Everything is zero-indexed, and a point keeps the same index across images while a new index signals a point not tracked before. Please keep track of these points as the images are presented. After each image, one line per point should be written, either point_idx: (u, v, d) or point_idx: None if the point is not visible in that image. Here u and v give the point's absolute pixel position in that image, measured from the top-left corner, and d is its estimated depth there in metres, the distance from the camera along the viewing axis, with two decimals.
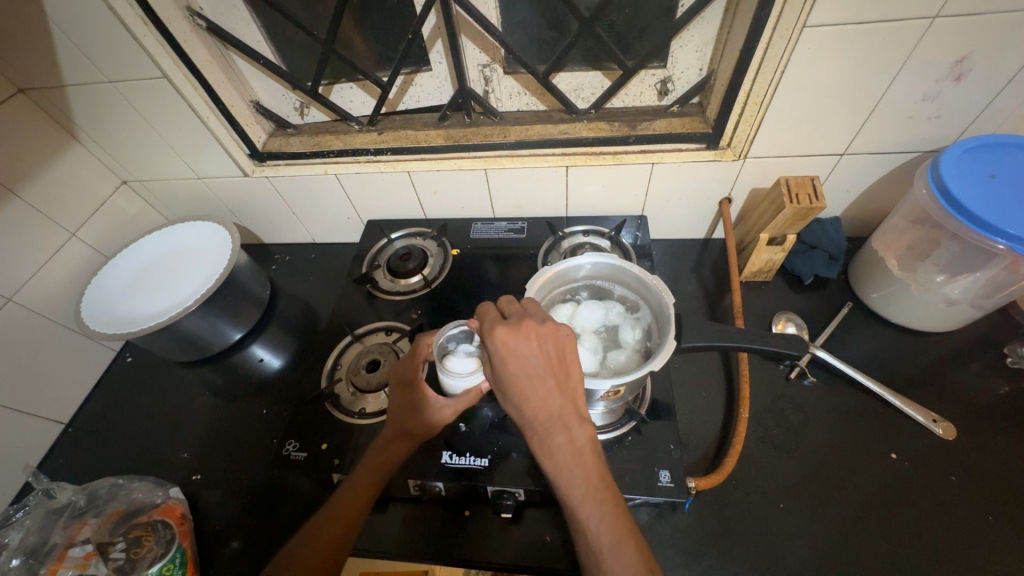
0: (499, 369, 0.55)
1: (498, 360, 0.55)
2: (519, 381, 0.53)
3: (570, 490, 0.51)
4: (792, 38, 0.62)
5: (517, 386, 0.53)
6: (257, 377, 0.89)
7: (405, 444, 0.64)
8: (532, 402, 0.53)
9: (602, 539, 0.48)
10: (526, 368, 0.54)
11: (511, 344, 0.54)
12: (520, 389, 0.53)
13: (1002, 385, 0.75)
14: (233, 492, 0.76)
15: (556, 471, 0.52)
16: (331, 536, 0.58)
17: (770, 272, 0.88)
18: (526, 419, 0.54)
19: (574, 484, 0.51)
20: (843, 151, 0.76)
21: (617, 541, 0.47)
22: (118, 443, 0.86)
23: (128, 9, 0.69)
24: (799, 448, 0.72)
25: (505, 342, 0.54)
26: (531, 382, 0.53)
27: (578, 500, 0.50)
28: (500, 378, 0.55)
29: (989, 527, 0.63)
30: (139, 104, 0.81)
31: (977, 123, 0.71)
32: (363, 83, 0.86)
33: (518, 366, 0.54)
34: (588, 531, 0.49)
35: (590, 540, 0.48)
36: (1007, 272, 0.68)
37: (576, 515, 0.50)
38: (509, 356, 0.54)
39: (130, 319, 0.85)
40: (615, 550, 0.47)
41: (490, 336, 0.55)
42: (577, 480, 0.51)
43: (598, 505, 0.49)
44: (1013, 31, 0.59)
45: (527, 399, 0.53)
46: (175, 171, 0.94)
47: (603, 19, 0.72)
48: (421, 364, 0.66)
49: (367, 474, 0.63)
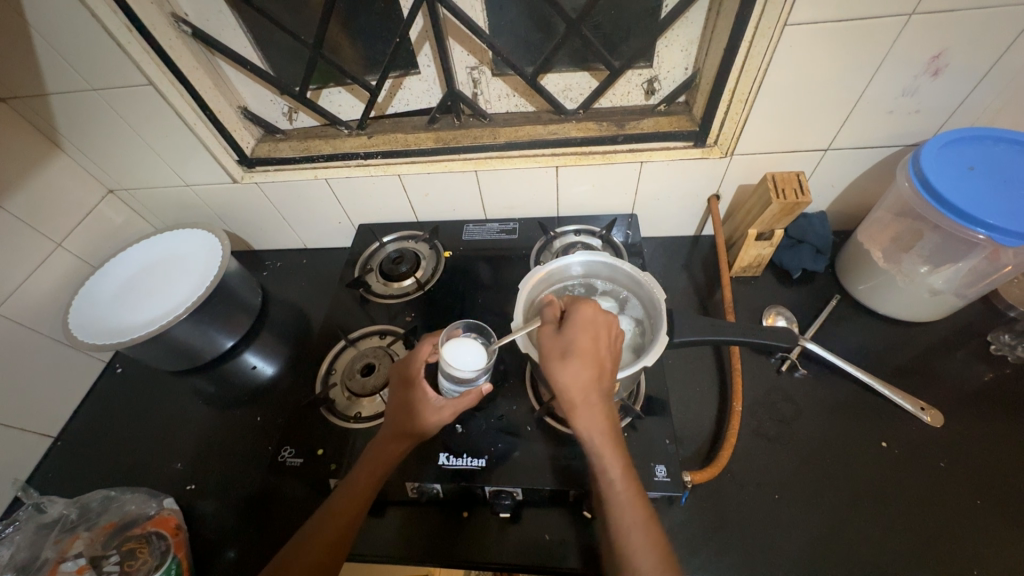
0: (573, 334, 0.57)
1: (575, 326, 0.58)
2: (590, 351, 0.56)
3: (609, 468, 0.53)
4: (775, 36, 0.63)
5: (586, 356, 0.56)
6: (250, 384, 0.88)
7: (401, 445, 0.64)
8: (593, 373, 0.55)
9: (632, 517, 0.51)
10: (599, 343, 0.57)
11: (597, 322, 0.58)
12: (587, 359, 0.55)
13: (986, 371, 0.77)
14: (229, 501, 0.76)
15: (600, 449, 0.54)
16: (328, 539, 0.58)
17: (759, 267, 0.89)
18: (579, 389, 0.55)
19: (614, 464, 0.53)
20: (827, 146, 0.78)
21: (646, 521, 0.51)
22: (109, 455, 0.85)
23: (112, 16, 0.68)
24: (792, 439, 0.73)
25: (592, 315, 0.59)
26: (597, 355, 0.56)
27: (615, 481, 0.53)
28: (568, 342, 0.57)
29: (978, 511, 0.65)
30: (125, 111, 0.81)
31: (955, 117, 0.73)
32: (352, 88, 0.86)
33: (592, 338, 0.57)
34: (618, 508, 0.52)
35: (622, 519, 0.51)
36: (988, 261, 0.69)
37: (611, 493, 0.52)
38: (588, 327, 0.58)
39: (120, 329, 0.84)
40: (643, 529, 0.51)
41: (580, 306, 0.59)
42: (617, 460, 0.53)
43: (632, 486, 0.53)
44: (987, 27, 0.61)
45: (589, 369, 0.55)
46: (163, 178, 0.93)
47: (590, 20, 0.72)
48: (422, 364, 0.67)
49: (365, 474, 0.62)
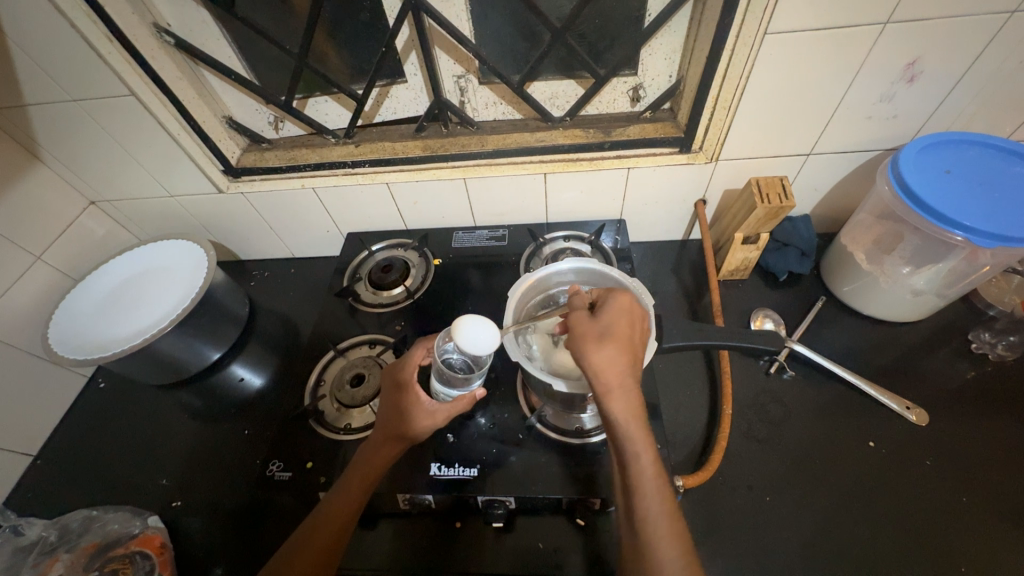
0: (609, 319, 0.56)
1: (611, 312, 0.56)
2: (626, 336, 0.55)
3: (640, 456, 0.50)
4: (756, 44, 0.64)
5: (623, 341, 0.54)
6: (238, 397, 0.87)
7: (393, 447, 0.63)
8: (628, 359, 0.54)
9: (661, 508, 0.48)
10: (634, 330, 0.56)
11: (635, 309, 0.57)
12: (623, 344, 0.54)
13: (968, 369, 0.78)
14: (215, 517, 0.74)
15: (632, 436, 0.51)
16: (322, 542, 0.57)
17: (746, 270, 0.90)
18: (614, 372, 0.52)
19: (644, 454, 0.50)
20: (809, 151, 0.79)
21: (673, 513, 0.49)
22: (91, 473, 0.83)
23: (92, 27, 0.68)
24: (781, 441, 0.73)
25: (628, 303, 0.57)
26: (632, 343, 0.55)
27: (646, 470, 0.50)
28: (605, 327, 0.55)
29: (964, 508, 0.66)
30: (106, 122, 0.79)
31: (931, 122, 0.75)
32: (338, 96, 0.86)
33: (628, 324, 0.56)
34: (647, 497, 0.49)
35: (649, 509, 0.49)
36: (967, 261, 0.71)
37: (641, 482, 0.49)
38: (625, 313, 0.56)
39: (101, 343, 0.82)
40: (671, 520, 0.48)
41: (617, 293, 0.58)
42: (649, 449, 0.51)
43: (661, 479, 0.50)
44: (957, 36, 0.63)
45: (624, 354, 0.53)
46: (146, 189, 0.92)
47: (575, 29, 0.73)
48: (415, 367, 0.66)
49: (357, 475, 0.62)
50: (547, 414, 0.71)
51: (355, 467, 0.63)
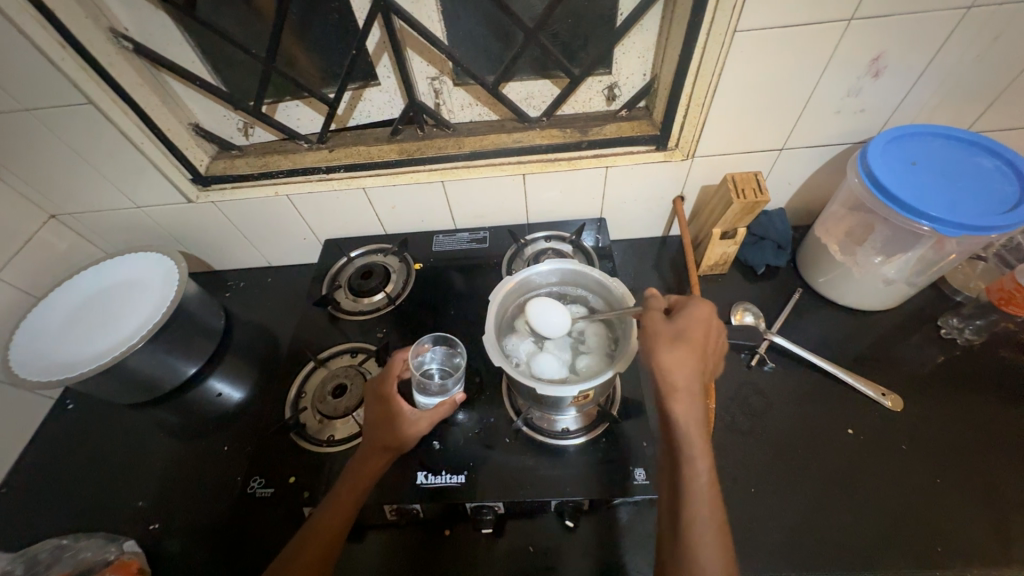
0: (686, 326, 0.57)
1: (688, 318, 0.58)
2: (700, 343, 0.57)
3: (696, 458, 0.52)
4: (726, 42, 0.65)
5: (696, 349, 0.56)
6: (215, 412, 0.84)
7: (381, 458, 0.62)
8: (699, 367, 0.56)
9: (709, 511, 0.51)
10: (708, 340, 0.58)
11: (710, 319, 0.59)
12: (696, 351, 0.56)
13: (939, 353, 0.81)
14: (196, 538, 0.72)
15: (692, 440, 0.53)
16: (312, 555, 0.56)
17: (725, 264, 0.91)
18: (683, 374, 0.54)
19: (700, 458, 0.52)
20: (781, 146, 0.81)
21: (720, 518, 0.51)
22: (62, 498, 0.79)
23: (42, 32, 0.65)
24: (764, 432, 0.75)
25: (708, 314, 0.59)
26: (703, 350, 0.57)
27: (700, 474, 0.52)
28: (680, 331, 0.57)
29: (938, 490, 0.68)
30: (63, 132, 0.76)
31: (896, 115, 0.77)
32: (309, 100, 0.84)
33: (704, 333, 0.58)
34: (699, 499, 0.51)
35: (698, 511, 0.50)
36: (934, 250, 0.73)
37: (693, 485, 0.51)
38: (701, 322, 0.58)
39: (67, 363, 0.78)
40: (717, 526, 0.50)
41: (698, 302, 0.59)
42: (705, 453, 0.53)
43: (712, 483, 0.52)
44: (919, 31, 0.64)
45: (694, 360, 0.56)
46: (110, 200, 0.89)
47: (547, 29, 0.73)
48: (396, 378, 0.66)
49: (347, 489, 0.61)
50: (533, 417, 0.71)
51: (346, 478, 0.62)
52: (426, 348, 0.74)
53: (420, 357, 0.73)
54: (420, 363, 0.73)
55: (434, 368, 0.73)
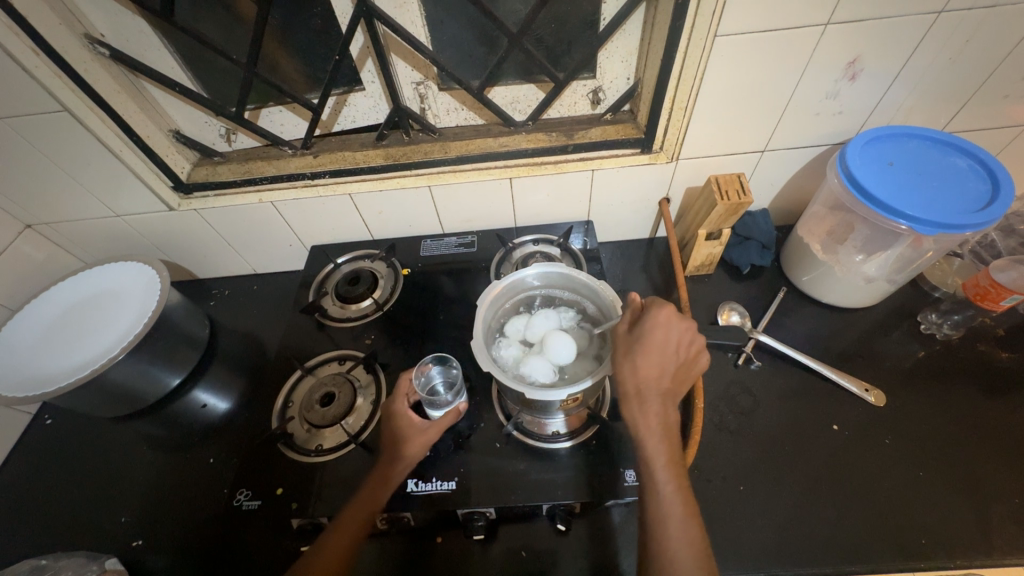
0: (645, 333, 0.59)
1: (647, 326, 0.59)
2: (656, 350, 0.58)
3: (652, 458, 0.54)
4: (707, 46, 0.66)
5: (652, 353, 0.57)
6: (201, 424, 0.83)
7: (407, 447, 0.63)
8: (656, 371, 0.57)
9: (674, 510, 0.51)
10: (667, 345, 0.58)
11: (666, 325, 0.59)
12: (651, 356, 0.57)
13: (919, 349, 0.83)
14: (181, 553, 0.70)
15: (644, 439, 0.54)
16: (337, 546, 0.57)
17: (711, 265, 0.92)
18: (636, 380, 0.56)
19: (658, 457, 0.53)
20: (763, 148, 0.82)
21: (686, 515, 0.51)
22: (41, 517, 0.77)
23: (14, 39, 0.63)
24: (752, 430, 0.75)
25: (665, 319, 0.59)
26: (662, 356, 0.58)
27: (658, 472, 0.53)
28: (636, 340, 0.59)
29: (921, 483, 0.69)
30: (36, 140, 0.74)
31: (873, 117, 0.78)
32: (293, 106, 0.83)
33: (662, 339, 0.58)
34: (661, 497, 0.52)
35: (660, 508, 0.51)
36: (912, 248, 0.75)
37: (653, 483, 0.53)
38: (659, 328, 0.59)
39: (43, 378, 0.76)
40: (683, 524, 0.50)
41: (657, 307, 0.60)
42: (663, 454, 0.53)
43: (676, 482, 0.52)
44: (892, 35, 0.66)
45: (649, 365, 0.57)
46: (88, 209, 0.87)
47: (532, 34, 0.73)
48: (404, 398, 0.68)
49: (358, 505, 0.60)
50: (524, 421, 0.71)
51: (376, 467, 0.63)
52: (427, 367, 0.74)
53: (424, 377, 0.74)
54: (425, 381, 0.74)
55: (439, 385, 0.74)
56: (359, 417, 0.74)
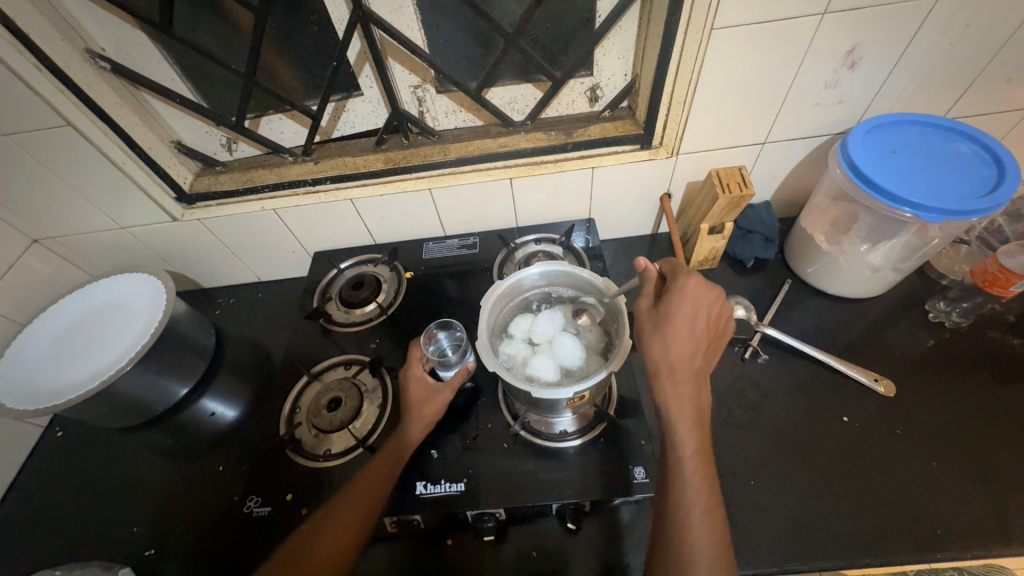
0: (672, 309, 0.58)
1: (676, 301, 0.58)
2: (687, 327, 0.58)
3: (682, 443, 0.53)
4: (703, 39, 0.66)
5: (682, 331, 0.57)
6: (210, 432, 0.83)
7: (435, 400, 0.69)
8: (688, 349, 0.57)
9: (697, 495, 0.51)
10: (697, 321, 0.58)
11: (696, 299, 0.59)
12: (682, 332, 0.57)
13: (928, 337, 0.82)
14: (194, 561, 0.70)
15: (675, 424, 0.54)
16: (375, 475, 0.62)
17: (714, 259, 0.92)
18: (668, 359, 0.56)
19: (687, 443, 0.53)
20: (763, 140, 0.82)
21: (709, 504, 0.50)
22: (55, 528, 0.78)
23: (17, 55, 0.64)
24: (761, 424, 0.75)
25: (695, 294, 0.59)
26: (692, 333, 0.58)
27: (685, 459, 0.52)
28: (666, 317, 0.58)
29: (935, 473, 0.68)
30: (40, 155, 0.75)
31: (873, 105, 0.78)
32: (292, 114, 0.84)
33: (691, 314, 0.58)
34: (686, 482, 0.51)
35: (683, 496, 0.51)
36: (918, 236, 0.74)
37: (679, 472, 0.52)
38: (688, 304, 0.58)
39: (53, 390, 0.76)
40: (706, 512, 0.50)
41: (682, 279, 0.59)
42: (692, 440, 0.53)
43: (701, 468, 0.52)
44: (890, 22, 0.65)
45: (681, 344, 0.57)
46: (93, 222, 0.87)
47: (527, 34, 0.73)
48: (417, 363, 0.73)
49: (385, 457, 0.64)
50: (530, 420, 0.71)
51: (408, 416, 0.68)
52: (434, 334, 0.80)
53: (433, 344, 0.79)
54: (434, 347, 0.79)
55: (447, 348, 0.79)
56: (366, 421, 0.74)
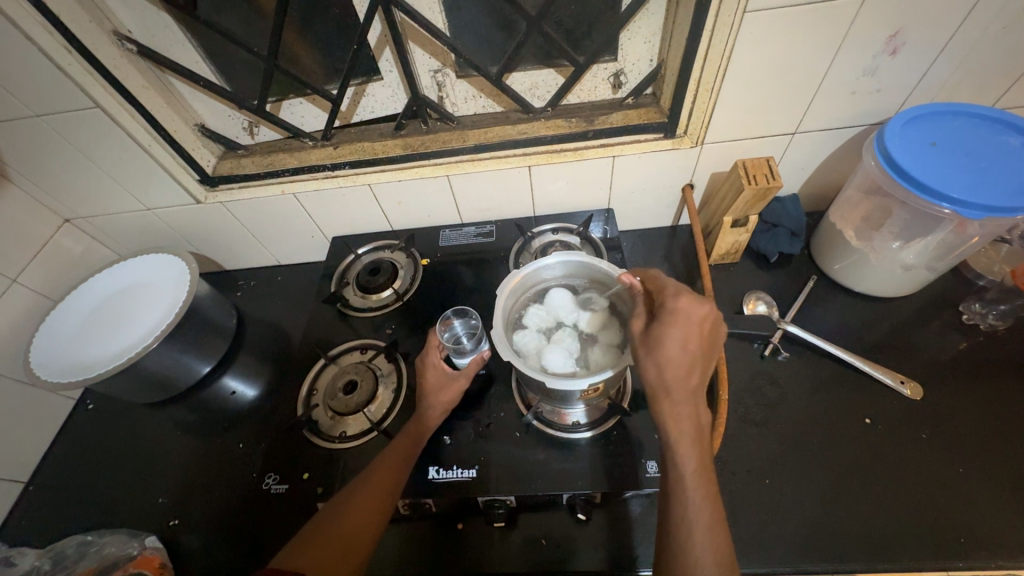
0: (662, 328, 0.55)
1: (667, 321, 0.55)
2: (681, 346, 0.54)
3: (682, 461, 0.51)
4: (735, 22, 0.63)
5: (677, 349, 0.54)
6: (231, 409, 0.86)
7: (456, 385, 0.69)
8: (683, 369, 0.53)
9: (700, 515, 0.49)
10: (692, 340, 0.54)
11: (687, 317, 0.55)
12: (675, 353, 0.53)
13: (960, 340, 0.79)
14: (215, 532, 0.73)
15: (676, 447, 0.52)
16: (393, 457, 0.63)
17: (736, 253, 0.90)
18: (664, 380, 0.53)
19: (688, 461, 0.51)
20: (794, 130, 0.78)
21: (712, 523, 0.49)
22: (86, 495, 0.82)
23: (48, 37, 0.65)
24: (778, 422, 0.74)
25: (685, 312, 0.55)
26: (688, 352, 0.54)
27: (687, 479, 0.51)
28: (657, 338, 0.54)
29: (961, 480, 0.66)
30: (72, 137, 0.76)
31: (915, 95, 0.74)
32: (313, 97, 0.84)
33: (684, 333, 0.54)
34: (689, 501, 0.50)
35: (685, 516, 0.50)
36: (955, 234, 0.70)
37: (680, 491, 0.51)
38: (680, 323, 0.55)
39: (83, 364, 0.79)
40: (708, 529, 0.49)
41: (670, 300, 0.57)
42: (692, 458, 0.51)
43: (704, 487, 0.50)
44: (939, 5, 0.61)
45: (676, 364, 0.53)
46: (121, 203, 0.89)
47: (551, 16, 0.71)
48: (434, 350, 0.72)
49: (407, 435, 0.66)
50: (543, 411, 0.71)
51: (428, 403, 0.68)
52: (449, 321, 0.79)
53: (448, 331, 0.78)
54: (450, 333, 0.78)
55: (462, 335, 0.79)
56: (381, 404, 0.75)
